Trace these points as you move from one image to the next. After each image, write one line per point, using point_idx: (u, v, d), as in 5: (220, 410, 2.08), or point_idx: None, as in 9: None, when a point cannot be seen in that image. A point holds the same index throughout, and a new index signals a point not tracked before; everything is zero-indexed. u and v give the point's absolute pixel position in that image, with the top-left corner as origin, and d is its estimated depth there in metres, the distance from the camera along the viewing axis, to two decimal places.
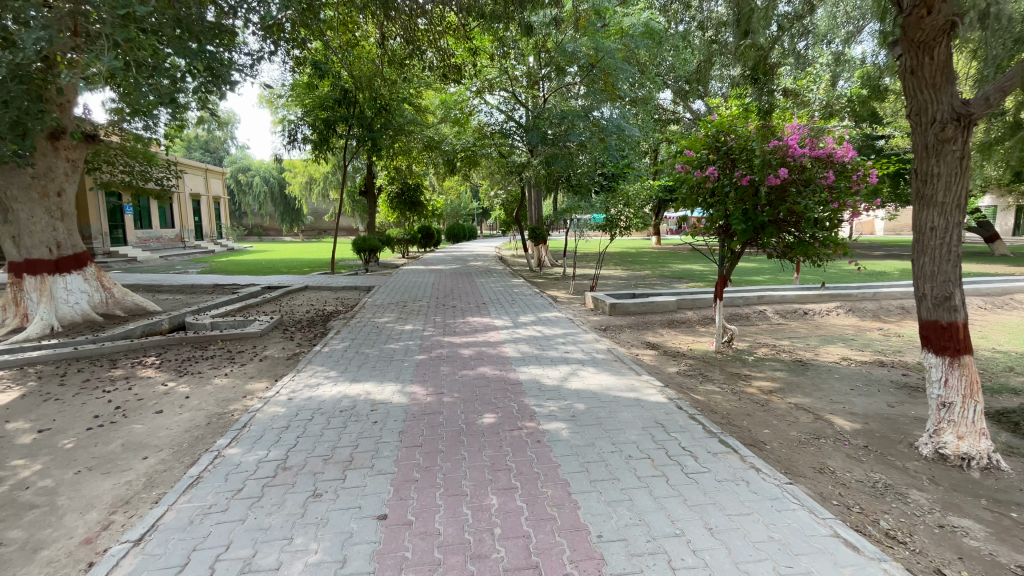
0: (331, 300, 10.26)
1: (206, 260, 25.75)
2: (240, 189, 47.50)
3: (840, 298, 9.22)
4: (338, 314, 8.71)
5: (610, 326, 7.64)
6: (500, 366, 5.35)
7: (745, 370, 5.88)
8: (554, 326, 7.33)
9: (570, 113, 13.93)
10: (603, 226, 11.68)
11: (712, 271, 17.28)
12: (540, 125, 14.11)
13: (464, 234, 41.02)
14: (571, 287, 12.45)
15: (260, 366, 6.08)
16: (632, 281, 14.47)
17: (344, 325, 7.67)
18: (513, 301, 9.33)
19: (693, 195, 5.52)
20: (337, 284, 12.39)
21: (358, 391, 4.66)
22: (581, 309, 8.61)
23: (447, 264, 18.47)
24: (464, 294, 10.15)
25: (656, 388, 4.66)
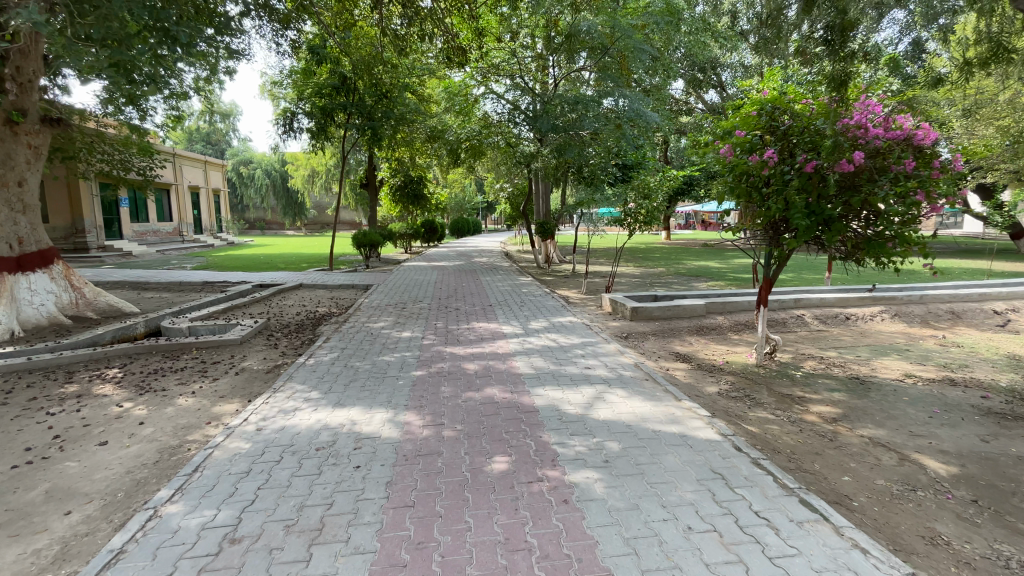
0: (326, 301, 9.43)
1: (204, 255, 25.05)
2: (241, 182, 46.79)
3: (884, 301, 8.33)
4: (330, 317, 7.89)
5: (633, 334, 6.79)
6: (511, 386, 4.51)
7: (796, 391, 5.03)
8: (571, 334, 6.47)
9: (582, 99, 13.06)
10: (619, 221, 10.80)
11: (729, 268, 16.39)
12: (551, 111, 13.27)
13: (468, 228, 40.18)
14: (583, 286, 11.60)
15: (233, 382, 5.27)
16: (647, 280, 13.60)
17: (334, 331, 6.84)
18: (523, 303, 8.47)
19: (742, 184, 4.65)
20: (333, 283, 11.56)
21: (341, 421, 3.84)
22: (597, 313, 7.76)
23: (450, 260, 17.67)
24: (468, 294, 9.30)
25: (702, 419, 3.81)
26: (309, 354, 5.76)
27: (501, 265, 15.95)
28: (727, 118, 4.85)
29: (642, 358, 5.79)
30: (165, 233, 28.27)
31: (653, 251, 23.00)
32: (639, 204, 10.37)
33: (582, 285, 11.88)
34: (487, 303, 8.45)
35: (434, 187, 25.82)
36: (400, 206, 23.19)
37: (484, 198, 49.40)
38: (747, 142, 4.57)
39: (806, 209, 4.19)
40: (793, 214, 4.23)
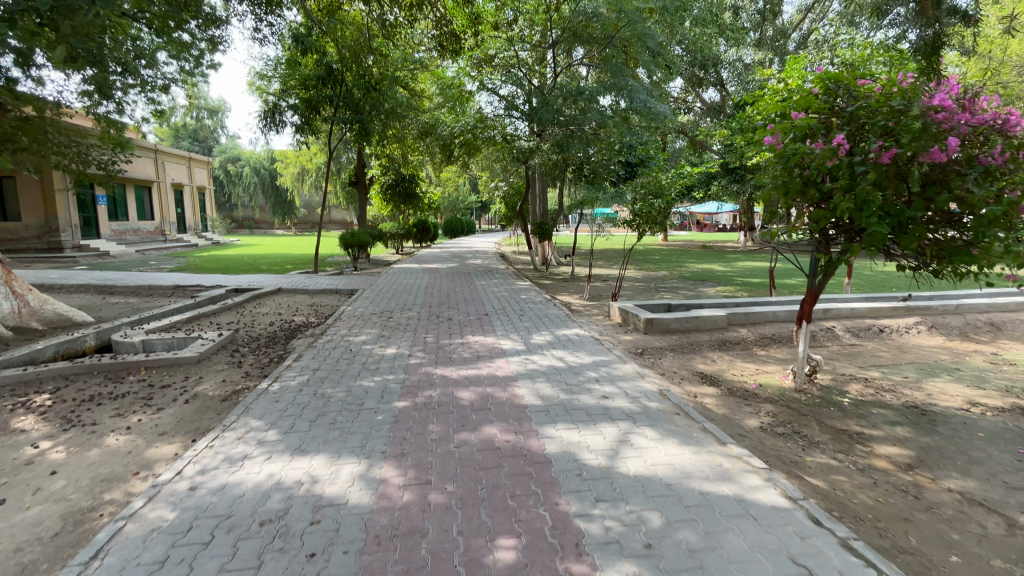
0: (304, 308, 8.55)
1: (186, 255, 24.04)
2: (229, 180, 45.66)
3: (919, 312, 7.60)
4: (307, 328, 7.03)
5: (649, 350, 5.99)
6: (514, 421, 3.68)
7: (851, 424, 4.26)
8: (579, 349, 5.66)
9: (585, 91, 12.30)
10: (626, 222, 10.05)
11: (734, 271, 15.67)
12: (552, 102, 12.45)
13: (461, 229, 39.29)
14: (585, 292, 10.81)
15: (181, 413, 4.41)
16: (652, 284, 12.85)
17: (308, 346, 5.98)
18: (522, 311, 7.67)
19: (795, 178, 3.84)
20: (315, 287, 10.68)
21: (299, 476, 2.99)
22: (606, 324, 6.96)
23: (443, 262, 16.85)
24: (461, 301, 8.46)
25: (759, 473, 3.01)
26: (274, 377, 4.90)
27: (496, 267, 15.14)
28: (777, 102, 4.13)
29: (664, 381, 4.99)
30: (146, 233, 27.20)
31: (652, 253, 22.26)
32: (648, 203, 9.57)
33: (583, 290, 11.08)
34: (482, 311, 7.63)
35: (427, 185, 24.97)
36: (391, 205, 22.31)
37: (478, 197, 48.54)
38: (803, 127, 3.77)
39: (882, 209, 3.39)
40: (864, 214, 3.41)
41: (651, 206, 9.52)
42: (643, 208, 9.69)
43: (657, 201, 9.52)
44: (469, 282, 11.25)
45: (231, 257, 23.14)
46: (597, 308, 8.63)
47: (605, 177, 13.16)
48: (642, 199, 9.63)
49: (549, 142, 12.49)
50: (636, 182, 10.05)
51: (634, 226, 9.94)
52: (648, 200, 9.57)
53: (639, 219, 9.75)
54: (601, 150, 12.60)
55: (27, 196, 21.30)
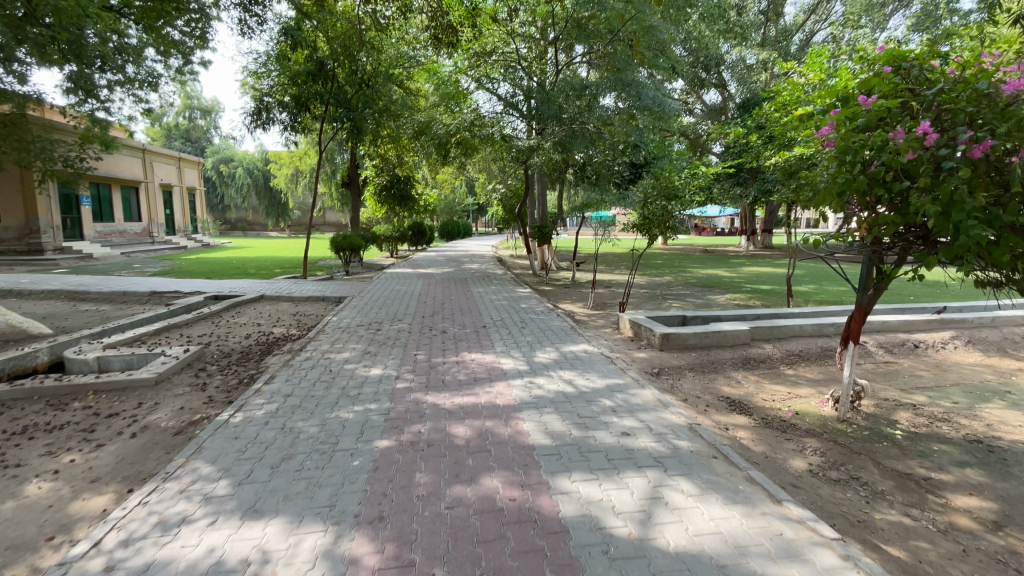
0: (285, 318, 7.87)
1: (173, 258, 23.29)
2: (222, 181, 44.89)
3: (954, 325, 7.00)
4: (285, 342, 6.36)
5: (667, 369, 5.34)
6: (521, 469, 3.01)
7: (914, 467, 3.64)
8: (589, 368, 5.02)
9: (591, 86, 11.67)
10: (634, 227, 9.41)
11: (741, 277, 15.08)
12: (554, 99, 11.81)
13: (458, 232, 38.65)
14: (588, 300, 10.19)
15: (123, 452, 3.74)
16: (658, 291, 12.24)
17: (283, 365, 5.32)
18: (524, 323, 7.02)
19: (860, 177, 3.14)
20: (300, 293, 9.99)
21: (245, 554, 2.33)
22: (616, 338, 6.32)
23: (438, 266, 16.20)
24: (456, 311, 7.81)
25: (833, 548, 2.36)
26: (237, 405, 4.23)
27: (494, 272, 14.49)
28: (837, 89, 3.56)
29: (687, 408, 4.35)
30: (133, 234, 26.41)
31: (654, 258, 21.66)
32: (658, 206, 8.95)
33: (586, 298, 10.45)
34: (479, 323, 6.97)
35: (423, 187, 24.33)
36: (386, 207, 21.65)
37: (475, 199, 47.93)
38: (872, 116, 3.07)
39: (983, 215, 2.72)
40: (949, 222, 2.79)
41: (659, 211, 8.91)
42: (650, 213, 9.06)
43: (668, 204, 8.89)
44: (466, 288, 10.61)
45: (219, 259, 22.39)
46: (604, 319, 8.00)
47: (608, 179, 12.58)
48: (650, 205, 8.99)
49: (550, 140, 11.80)
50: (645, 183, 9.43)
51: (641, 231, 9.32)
52: (658, 204, 8.94)
53: (648, 223, 9.10)
54: (605, 150, 11.99)
55: (7, 196, 20.54)
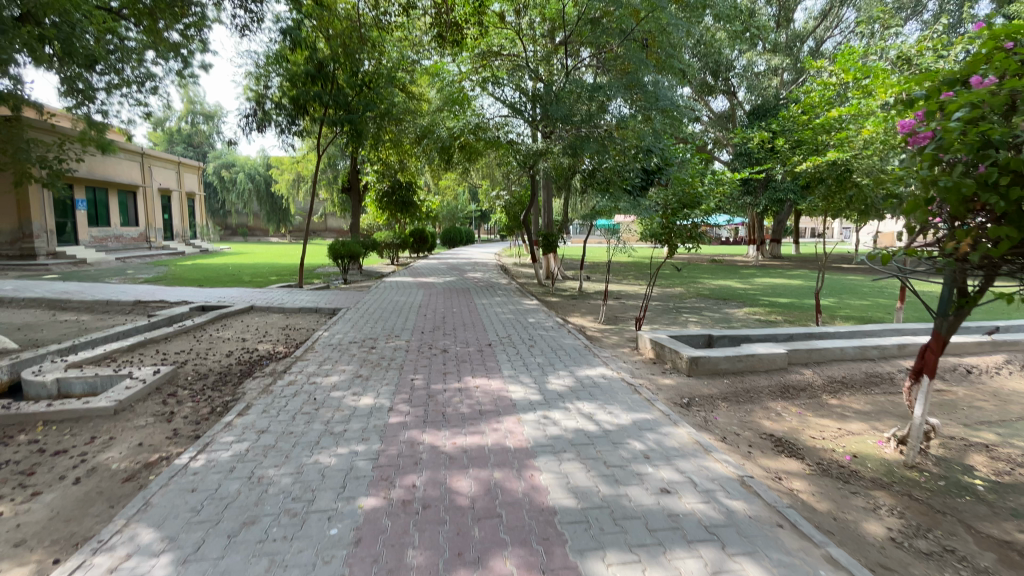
0: (273, 332, 7.26)
1: (168, 264, 22.74)
2: (223, 186, 44.52)
3: (1006, 348, 6.38)
4: (269, 361, 5.74)
5: (698, 398, 4.70)
6: (542, 546, 2.37)
7: (1013, 533, 3.02)
8: (610, 398, 4.38)
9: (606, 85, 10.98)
10: (651, 236, 8.75)
11: (755, 289, 14.47)
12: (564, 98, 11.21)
13: (460, 238, 38.08)
14: (599, 313, 9.58)
15: (60, 504, 3.11)
16: (671, 303, 11.62)
17: (263, 390, 4.69)
18: (533, 340, 6.38)
19: (967, 179, 2.60)
20: (292, 304, 9.39)
21: None
22: (636, 360, 5.68)
23: (440, 275, 15.62)
24: (459, 325, 7.18)
25: None
26: (202, 443, 3.61)
27: (498, 281, 13.89)
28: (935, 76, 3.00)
29: (730, 450, 3.71)
30: (129, 239, 25.91)
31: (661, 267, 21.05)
32: (679, 212, 8.35)
33: (597, 311, 9.83)
34: (483, 339, 6.34)
35: (425, 193, 23.78)
36: (387, 213, 21.09)
37: (477, 206, 47.48)
38: (984, 103, 2.57)
39: None
40: None
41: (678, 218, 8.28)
42: (667, 220, 8.43)
43: (688, 212, 8.27)
44: (469, 299, 10.00)
45: (215, 266, 21.85)
46: (619, 337, 7.38)
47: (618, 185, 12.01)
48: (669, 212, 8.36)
49: (560, 144, 11.38)
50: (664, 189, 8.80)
51: (656, 240, 8.70)
52: (677, 212, 8.32)
53: (666, 231, 8.47)
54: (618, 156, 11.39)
55: None
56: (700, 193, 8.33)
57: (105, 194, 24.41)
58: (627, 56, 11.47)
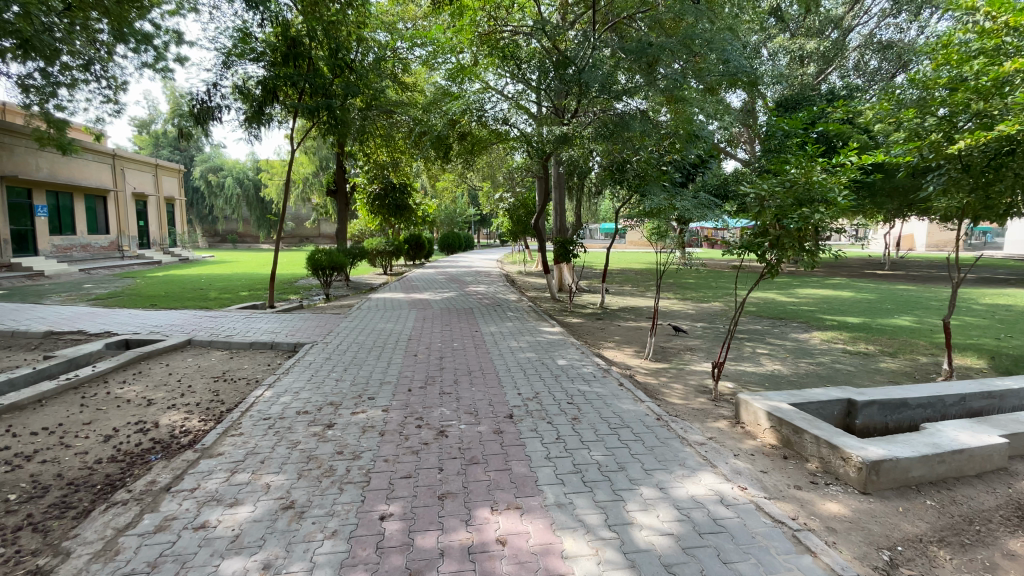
0: (198, 387, 5.10)
1: (137, 275, 20.48)
2: (210, 191, 42.22)
3: None
4: (158, 456, 3.59)
5: (904, 548, 2.60)
6: None
7: None
8: (762, 573, 2.26)
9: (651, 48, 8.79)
10: (751, 248, 4.91)
11: (808, 303, 12.34)
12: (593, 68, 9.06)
13: (459, 244, 35.88)
14: (640, 344, 7.43)
15: None
16: (721, 325, 9.44)
17: (103, 546, 2.52)
18: (576, 404, 4.27)
19: None
20: (244, 334, 7.22)
21: None
22: (749, 450, 3.55)
23: (439, 288, 13.48)
24: (464, 375, 5.01)
25: None
26: None
27: (505, 297, 11.76)
28: None
29: None
30: (98, 248, 23.65)
31: (683, 275, 18.87)
32: (799, 213, 4.55)
33: (636, 342, 7.68)
34: (501, 403, 4.22)
35: (421, 196, 21.66)
36: (379, 218, 18.97)
37: (477, 208, 45.23)
38: None
39: None
40: None
41: (792, 221, 4.57)
42: (762, 223, 4.84)
43: (808, 211, 4.52)
44: (473, 324, 7.86)
45: (188, 277, 19.63)
46: (687, 394, 5.24)
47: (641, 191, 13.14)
48: (772, 211, 4.67)
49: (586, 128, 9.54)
50: (780, 172, 4.87)
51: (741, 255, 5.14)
52: (784, 213, 4.61)
53: (767, 242, 4.82)
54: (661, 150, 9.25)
55: None
56: (823, 178, 4.62)
57: (71, 199, 22.23)
58: (675, 10, 9.30)
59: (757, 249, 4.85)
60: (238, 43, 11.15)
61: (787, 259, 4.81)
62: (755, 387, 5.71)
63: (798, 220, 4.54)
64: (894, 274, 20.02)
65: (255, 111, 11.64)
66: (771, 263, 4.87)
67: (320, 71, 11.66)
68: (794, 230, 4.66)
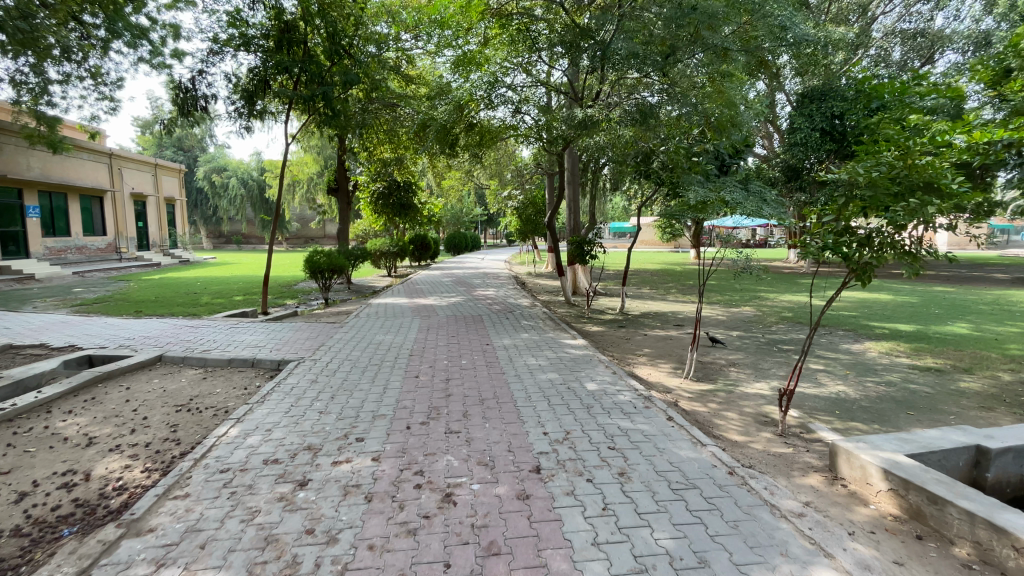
0: (154, 420, 4.25)
1: (133, 278, 19.74)
2: (214, 192, 41.57)
3: None
4: (71, 531, 2.74)
5: None
6: None
7: None
8: None
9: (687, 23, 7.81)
10: (837, 251, 3.95)
11: (845, 307, 11.36)
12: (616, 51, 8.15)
13: (466, 244, 34.98)
14: (675, 360, 6.50)
15: None
16: (759, 334, 8.50)
17: None
18: (620, 448, 3.35)
19: None
20: (224, 348, 6.35)
21: None
22: (867, 527, 2.63)
23: (445, 292, 12.60)
24: (476, 405, 4.10)
25: None
26: None
27: (517, 301, 10.87)
28: None
29: None
30: (94, 250, 22.96)
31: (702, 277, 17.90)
32: (907, 205, 3.59)
33: (671, 356, 6.75)
34: (524, 448, 3.31)
35: (426, 194, 20.82)
36: (384, 218, 18.13)
37: (483, 207, 44.35)
38: None
39: None
40: None
41: (895, 215, 3.62)
42: (850, 218, 3.91)
43: (918, 201, 3.58)
44: (485, 335, 6.95)
45: (184, 280, 18.83)
46: (747, 428, 4.32)
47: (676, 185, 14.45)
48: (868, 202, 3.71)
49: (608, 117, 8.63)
50: (873, 154, 3.94)
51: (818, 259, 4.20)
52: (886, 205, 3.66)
53: (859, 241, 3.86)
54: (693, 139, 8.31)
55: None
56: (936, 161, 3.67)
57: (65, 200, 21.57)
58: None
59: (843, 251, 3.92)
60: (230, 30, 10.30)
61: (884, 262, 3.85)
62: (825, 415, 4.78)
63: (904, 213, 3.59)
64: (925, 274, 18.97)
65: (247, 103, 10.80)
66: (862, 268, 3.92)
67: (317, 59, 10.77)
68: (896, 226, 3.73)
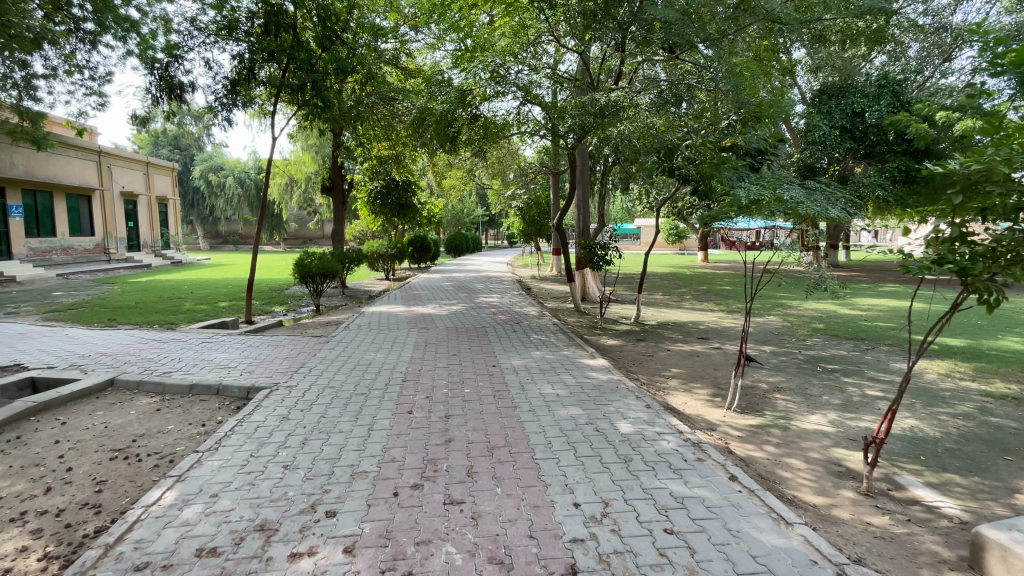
0: (81, 474, 3.39)
1: (119, 281, 18.87)
2: (210, 191, 40.71)
3: None
4: None
5: None
6: None
7: None
8: None
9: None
10: (959, 264, 3.04)
11: (879, 317, 10.47)
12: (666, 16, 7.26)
13: (467, 245, 34.12)
14: (711, 385, 5.65)
15: None
16: (795, 349, 7.62)
17: None
18: (681, 533, 2.50)
19: None
20: (190, 368, 5.48)
21: None
22: None
23: (445, 298, 11.74)
24: (483, 457, 3.22)
25: None
26: None
27: (524, 310, 10.01)
28: None
29: None
30: (81, 251, 22.10)
31: (717, 282, 17.02)
32: None
33: (705, 379, 5.89)
34: (551, 533, 2.45)
35: (426, 194, 19.96)
36: (381, 218, 17.28)
37: (484, 207, 43.47)
38: None
39: None
40: None
41: None
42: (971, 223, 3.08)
43: None
44: (491, 352, 6.08)
45: (172, 282, 17.98)
46: (823, 484, 3.49)
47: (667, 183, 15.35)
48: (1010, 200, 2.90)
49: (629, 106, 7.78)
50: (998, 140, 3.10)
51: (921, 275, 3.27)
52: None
53: (987, 253, 3.01)
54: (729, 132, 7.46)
55: None
56: None
57: (51, 199, 20.74)
58: None
59: (969, 264, 3.01)
60: (214, 12, 9.43)
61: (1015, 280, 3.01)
62: (908, 464, 3.94)
63: None
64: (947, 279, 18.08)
65: (232, 94, 9.92)
66: (988, 287, 3.04)
67: (307, 45, 9.89)
68: None
